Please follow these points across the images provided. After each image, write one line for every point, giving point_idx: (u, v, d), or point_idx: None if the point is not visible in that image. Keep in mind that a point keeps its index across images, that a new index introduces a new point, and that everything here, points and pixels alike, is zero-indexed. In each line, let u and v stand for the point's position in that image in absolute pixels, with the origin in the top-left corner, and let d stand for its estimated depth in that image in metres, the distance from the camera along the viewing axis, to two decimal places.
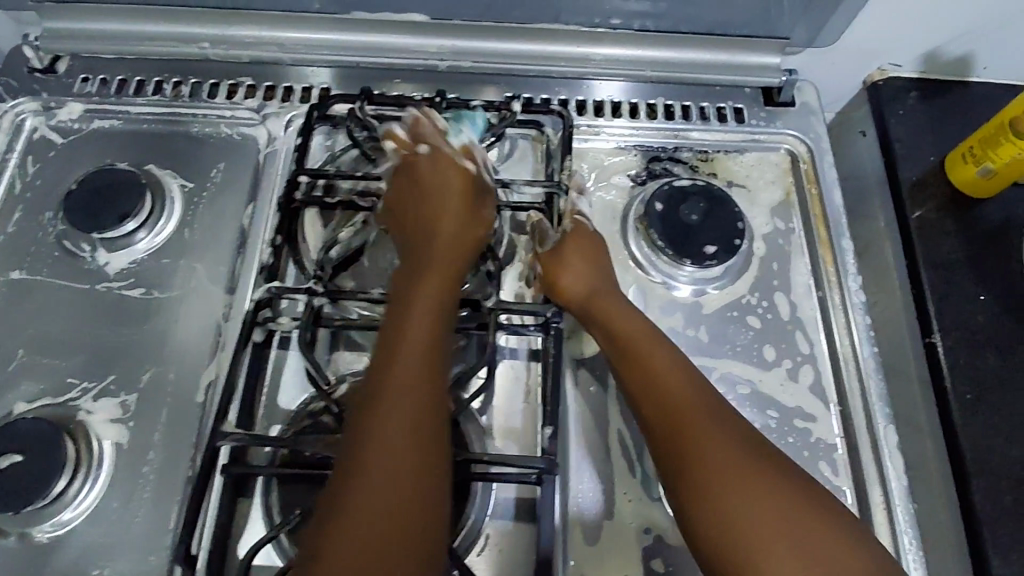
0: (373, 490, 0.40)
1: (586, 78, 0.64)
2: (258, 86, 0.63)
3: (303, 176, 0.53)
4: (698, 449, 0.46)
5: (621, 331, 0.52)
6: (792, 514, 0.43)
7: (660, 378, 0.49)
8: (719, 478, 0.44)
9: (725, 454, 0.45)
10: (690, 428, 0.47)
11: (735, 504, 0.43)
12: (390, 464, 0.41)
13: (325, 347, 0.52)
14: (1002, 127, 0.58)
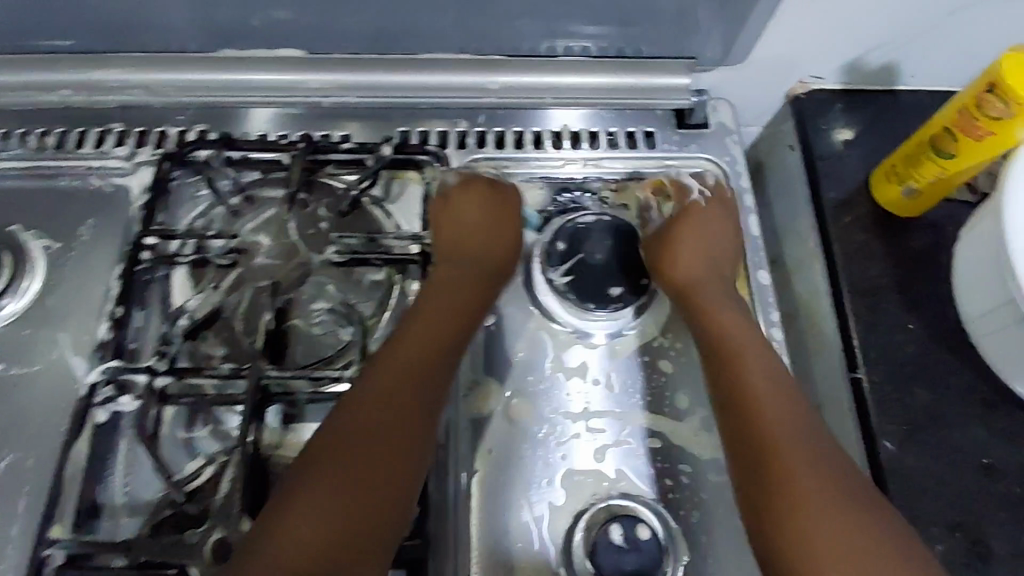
0: (312, 521, 0.40)
1: (480, 109, 0.60)
2: (128, 132, 0.58)
3: (150, 237, 0.52)
4: (781, 456, 0.46)
5: (738, 342, 0.50)
6: (840, 517, 0.43)
7: (752, 383, 0.49)
8: (813, 489, 0.44)
9: (822, 454, 0.46)
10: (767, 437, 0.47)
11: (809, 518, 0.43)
12: (329, 494, 0.42)
13: (185, 422, 0.49)
14: (922, 145, 0.54)
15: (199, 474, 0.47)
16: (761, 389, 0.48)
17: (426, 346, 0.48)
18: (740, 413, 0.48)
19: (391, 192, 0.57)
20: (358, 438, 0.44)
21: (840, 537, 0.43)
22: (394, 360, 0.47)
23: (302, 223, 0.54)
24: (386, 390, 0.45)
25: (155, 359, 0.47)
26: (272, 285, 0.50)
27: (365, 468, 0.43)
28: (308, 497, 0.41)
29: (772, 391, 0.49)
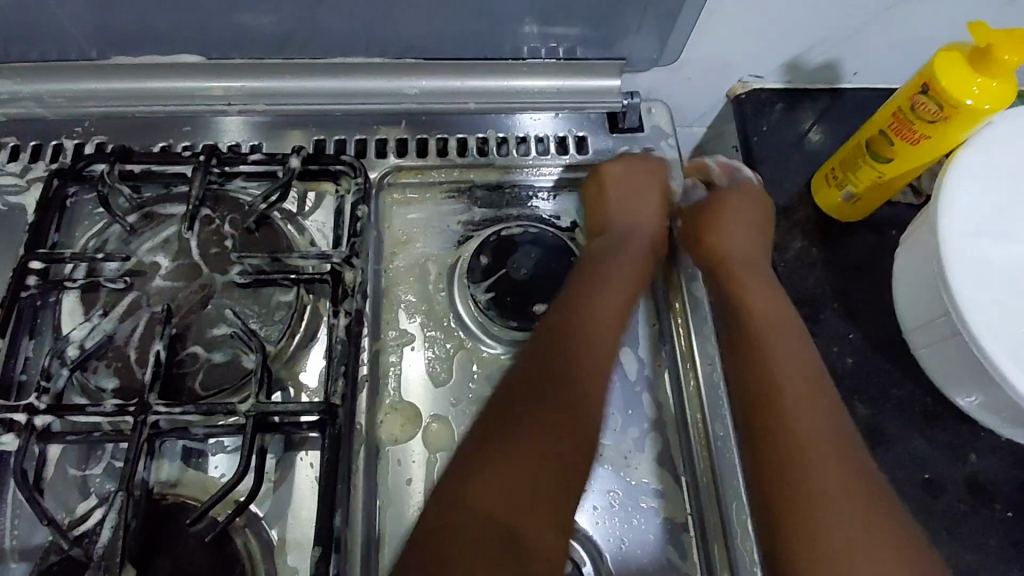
0: (504, 494, 0.41)
1: (402, 115, 0.57)
2: (23, 147, 0.54)
3: (36, 260, 0.48)
4: (808, 457, 0.44)
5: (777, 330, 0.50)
6: (846, 505, 0.42)
7: (787, 369, 0.48)
8: (827, 480, 0.43)
9: (845, 460, 0.44)
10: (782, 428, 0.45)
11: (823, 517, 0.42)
12: (511, 480, 0.41)
13: (74, 460, 0.45)
14: (859, 148, 0.52)
15: (88, 517, 0.43)
16: (788, 383, 0.47)
17: (587, 335, 0.47)
18: (766, 404, 0.47)
19: (307, 206, 0.54)
20: (513, 439, 0.43)
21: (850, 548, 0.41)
22: (534, 366, 0.46)
23: (204, 242, 0.50)
24: (530, 392, 0.45)
25: (36, 394, 0.43)
26: (165, 310, 0.46)
27: (539, 451, 0.42)
28: (491, 482, 0.41)
29: (805, 383, 0.47)
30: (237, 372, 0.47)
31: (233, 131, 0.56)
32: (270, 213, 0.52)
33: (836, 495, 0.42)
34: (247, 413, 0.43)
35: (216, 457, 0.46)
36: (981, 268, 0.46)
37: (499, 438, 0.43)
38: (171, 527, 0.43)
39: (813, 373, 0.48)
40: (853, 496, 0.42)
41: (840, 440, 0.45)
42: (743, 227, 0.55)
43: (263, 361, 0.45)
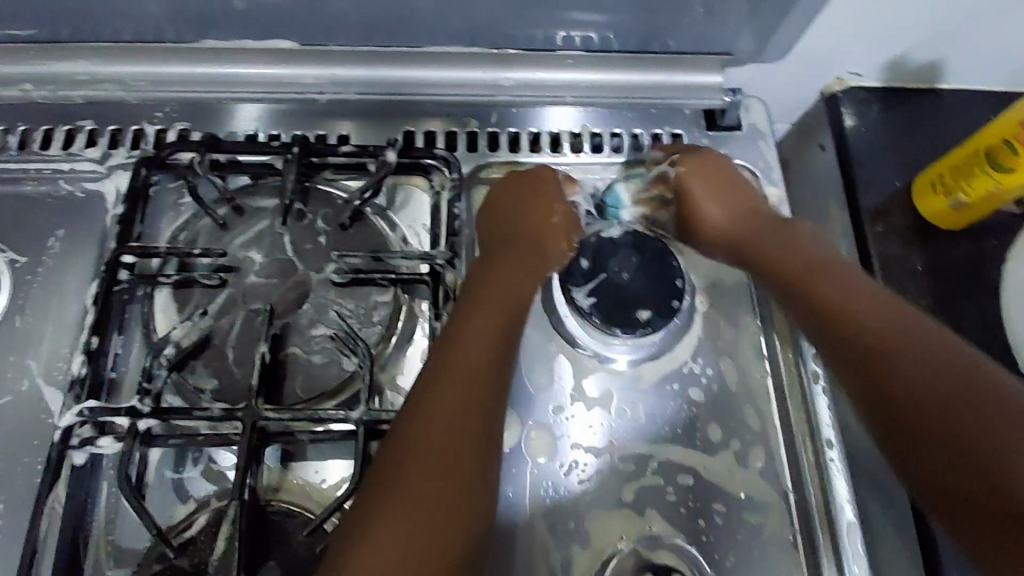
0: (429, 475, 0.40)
1: (495, 106, 0.55)
2: (101, 132, 0.52)
3: (127, 255, 0.45)
4: (846, 319, 0.46)
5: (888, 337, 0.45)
6: (939, 375, 0.42)
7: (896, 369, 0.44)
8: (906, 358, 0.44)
9: (919, 330, 0.45)
10: (839, 314, 0.46)
11: (914, 381, 0.43)
12: (397, 544, 0.38)
13: (170, 463, 0.44)
14: (977, 155, 0.50)
15: (192, 523, 0.42)
16: (844, 292, 0.47)
17: (468, 390, 0.43)
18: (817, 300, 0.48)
19: (397, 201, 0.52)
20: (412, 486, 0.40)
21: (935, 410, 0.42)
22: (428, 419, 0.42)
23: (298, 238, 0.49)
24: (414, 448, 0.41)
25: (138, 398, 0.42)
26: (267, 310, 0.45)
27: (414, 506, 0.40)
28: (378, 542, 0.38)
29: (926, 375, 0.43)
30: (339, 376, 0.46)
31: (294, 121, 0.53)
32: (364, 208, 0.50)
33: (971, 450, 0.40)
34: (355, 420, 0.42)
35: (317, 462, 0.45)
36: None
37: (380, 491, 0.40)
38: (276, 535, 0.42)
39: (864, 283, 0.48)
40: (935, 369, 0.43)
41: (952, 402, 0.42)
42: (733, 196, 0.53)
43: (369, 366, 0.44)
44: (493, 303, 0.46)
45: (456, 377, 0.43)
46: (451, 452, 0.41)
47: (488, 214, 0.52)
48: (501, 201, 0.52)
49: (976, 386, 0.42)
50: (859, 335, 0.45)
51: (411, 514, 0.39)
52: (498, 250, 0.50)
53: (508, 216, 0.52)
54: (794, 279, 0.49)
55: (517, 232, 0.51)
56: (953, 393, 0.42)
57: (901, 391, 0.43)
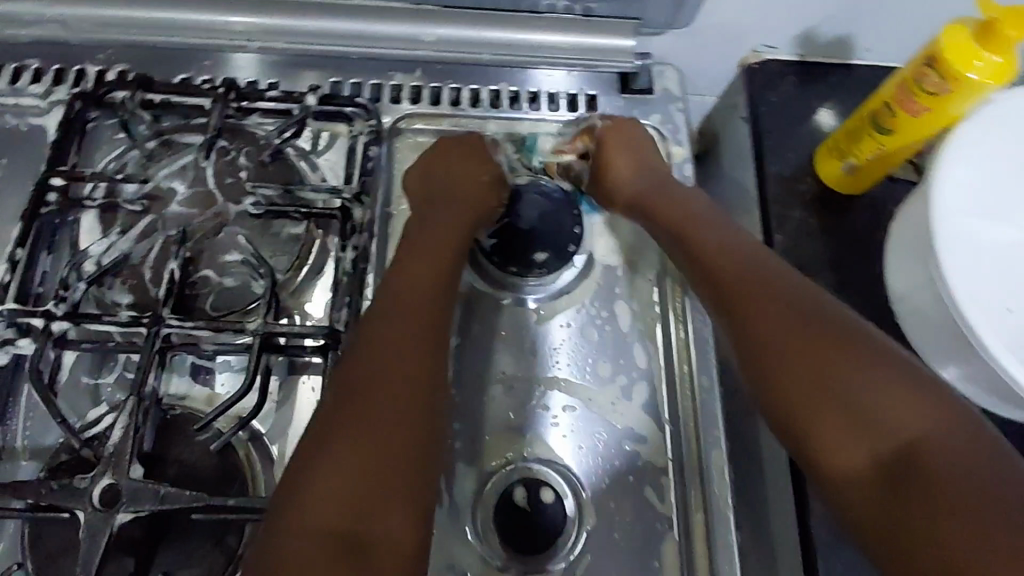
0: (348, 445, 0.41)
1: (419, 62, 0.58)
2: (45, 69, 0.56)
3: (56, 177, 0.49)
4: (744, 292, 0.47)
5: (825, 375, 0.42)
6: (817, 356, 0.43)
7: (783, 373, 0.43)
8: (793, 349, 0.43)
9: (808, 317, 0.45)
10: (738, 307, 0.47)
11: (817, 372, 0.42)
12: (339, 465, 0.41)
13: (86, 369, 0.47)
14: (864, 121, 0.53)
15: (100, 421, 0.45)
16: (747, 284, 0.47)
17: (408, 331, 0.46)
18: (730, 300, 0.47)
19: (320, 145, 0.56)
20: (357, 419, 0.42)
21: (832, 405, 0.41)
22: (368, 358, 0.44)
23: (220, 171, 0.52)
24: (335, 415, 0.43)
25: (53, 303, 0.45)
26: (180, 233, 0.48)
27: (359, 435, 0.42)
28: (314, 498, 0.40)
29: (800, 352, 0.43)
30: (248, 297, 0.49)
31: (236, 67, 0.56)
32: (284, 148, 0.54)
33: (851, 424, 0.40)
34: (253, 333, 0.45)
35: (222, 375, 0.48)
36: (962, 239, 0.49)
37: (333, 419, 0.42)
38: (175, 436, 0.45)
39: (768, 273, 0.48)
40: (840, 347, 0.43)
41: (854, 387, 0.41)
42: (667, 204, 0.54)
43: (272, 287, 0.47)
44: (427, 265, 0.49)
45: (380, 346, 0.45)
46: (395, 386, 0.44)
47: (419, 173, 0.54)
48: (433, 165, 0.55)
49: (865, 354, 0.42)
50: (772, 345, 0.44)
51: (342, 471, 0.40)
52: (432, 211, 0.53)
53: (439, 177, 0.54)
54: (721, 285, 0.48)
55: (453, 192, 0.53)
56: (829, 367, 0.42)
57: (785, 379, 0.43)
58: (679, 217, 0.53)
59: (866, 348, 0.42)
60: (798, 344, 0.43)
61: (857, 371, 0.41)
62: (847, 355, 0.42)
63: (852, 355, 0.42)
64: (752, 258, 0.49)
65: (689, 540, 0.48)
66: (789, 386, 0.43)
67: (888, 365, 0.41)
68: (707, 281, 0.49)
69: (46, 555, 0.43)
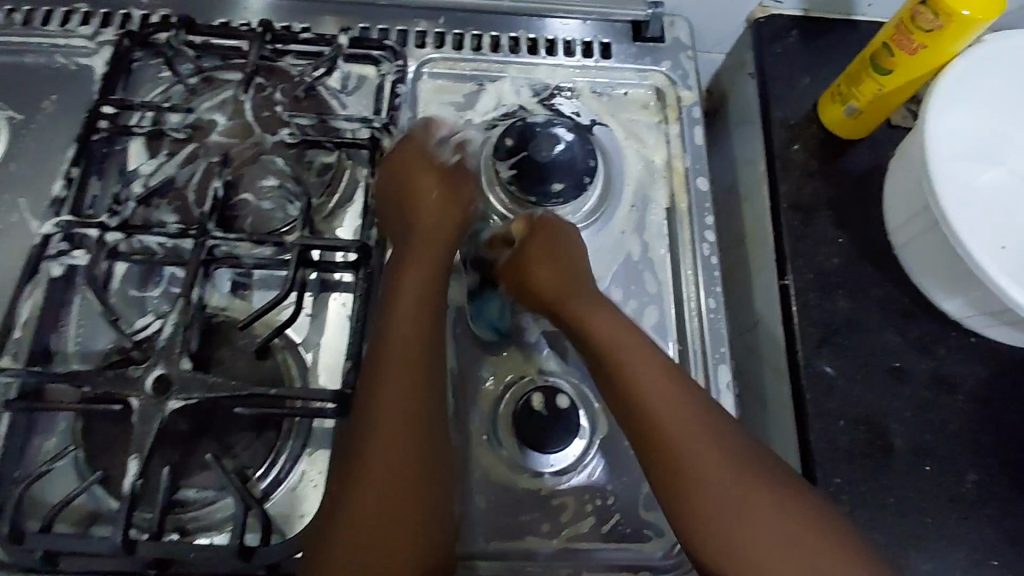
0: (382, 465, 0.43)
1: (443, 11, 0.62)
2: (93, 13, 0.59)
3: (107, 106, 0.53)
4: (655, 411, 0.45)
5: (691, 458, 0.44)
6: (752, 494, 0.43)
7: (714, 510, 0.43)
8: (710, 475, 0.43)
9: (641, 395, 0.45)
10: (657, 427, 0.45)
11: (739, 521, 0.42)
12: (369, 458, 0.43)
13: (133, 282, 0.51)
14: (865, 64, 0.56)
15: (149, 326, 0.49)
16: (654, 403, 0.45)
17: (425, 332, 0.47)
18: (650, 433, 0.45)
19: (349, 84, 0.59)
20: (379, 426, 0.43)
21: (772, 548, 0.42)
22: (397, 366, 0.45)
23: (257, 105, 0.55)
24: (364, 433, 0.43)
25: (106, 216, 0.48)
26: (223, 159, 0.52)
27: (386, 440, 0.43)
28: (357, 522, 0.41)
29: (729, 501, 0.43)
30: (285, 218, 0.52)
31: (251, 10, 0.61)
32: (316, 86, 0.57)
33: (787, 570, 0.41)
34: (291, 246, 0.49)
35: (261, 289, 0.52)
36: (959, 186, 0.54)
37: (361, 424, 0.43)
38: (218, 341, 0.48)
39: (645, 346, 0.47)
40: (744, 487, 0.43)
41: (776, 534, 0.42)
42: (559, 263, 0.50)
43: (307, 207, 0.51)
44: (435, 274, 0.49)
45: (397, 359, 0.45)
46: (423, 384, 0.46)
47: (387, 174, 0.52)
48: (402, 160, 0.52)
49: (771, 492, 0.44)
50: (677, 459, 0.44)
51: (374, 497, 0.42)
52: (406, 251, 0.50)
53: (397, 215, 0.52)
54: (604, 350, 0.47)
55: (415, 213, 0.51)
56: (770, 512, 0.43)
57: (728, 529, 0.42)
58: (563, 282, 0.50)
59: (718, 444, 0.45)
60: (662, 418, 0.45)
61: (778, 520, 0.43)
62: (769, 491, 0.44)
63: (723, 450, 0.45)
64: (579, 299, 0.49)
65: None
66: (701, 518, 0.43)
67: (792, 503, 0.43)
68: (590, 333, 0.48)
69: (96, 447, 0.45)
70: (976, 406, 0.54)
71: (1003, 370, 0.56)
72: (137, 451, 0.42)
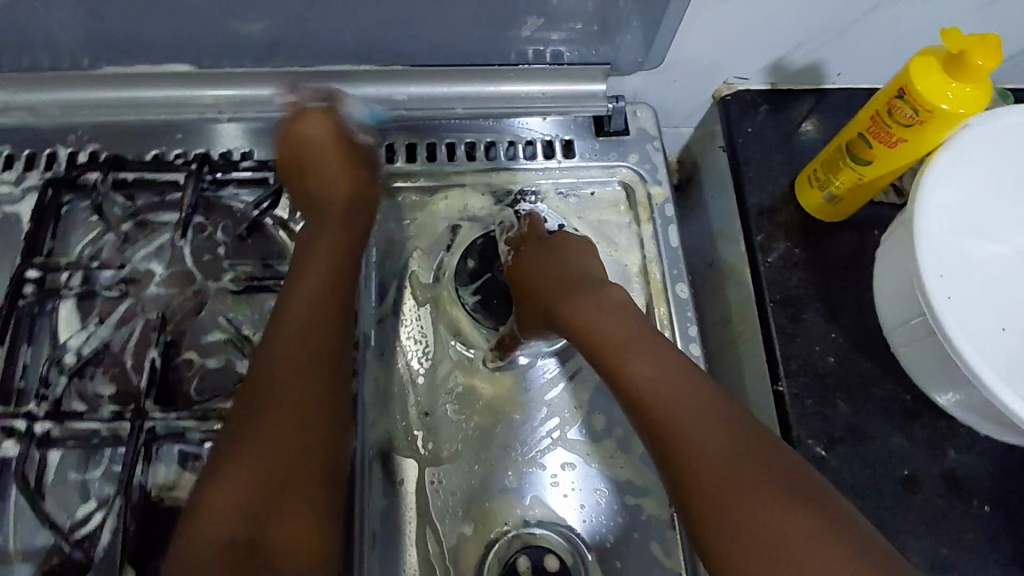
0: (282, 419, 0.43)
1: (395, 120, 0.58)
2: (17, 156, 0.55)
3: (32, 269, 0.49)
4: (654, 404, 0.45)
5: (680, 446, 0.44)
6: (733, 475, 0.42)
7: (711, 496, 0.42)
8: (708, 447, 0.43)
9: (655, 386, 0.46)
10: (659, 417, 0.45)
11: (725, 503, 0.42)
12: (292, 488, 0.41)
13: (73, 464, 0.46)
14: (840, 151, 0.52)
15: (89, 519, 0.44)
16: (648, 383, 0.46)
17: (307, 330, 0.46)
18: (646, 412, 0.46)
19: (298, 214, 0.54)
20: (306, 441, 0.43)
21: (755, 518, 0.41)
22: (278, 403, 0.43)
23: (197, 249, 0.51)
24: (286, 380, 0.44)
25: (35, 403, 0.44)
26: (161, 319, 0.48)
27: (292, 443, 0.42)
28: (236, 472, 0.41)
29: (717, 473, 0.42)
30: (232, 376, 0.48)
31: (189, 137, 0.57)
32: (261, 220, 0.52)
33: (759, 549, 0.40)
34: (237, 417, 0.45)
35: None
36: (953, 266, 0.50)
37: (266, 439, 0.42)
38: (167, 530, 0.44)
39: (651, 340, 0.48)
40: (730, 454, 0.43)
41: (760, 506, 0.41)
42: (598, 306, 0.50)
43: (257, 366, 0.46)
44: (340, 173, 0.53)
45: (309, 358, 0.45)
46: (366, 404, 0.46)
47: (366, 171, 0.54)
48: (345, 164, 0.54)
49: (768, 463, 0.43)
50: (675, 436, 0.44)
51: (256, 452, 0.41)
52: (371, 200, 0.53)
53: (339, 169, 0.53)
54: (610, 356, 0.48)
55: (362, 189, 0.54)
56: (766, 480, 0.42)
57: (720, 511, 0.41)
58: (607, 331, 0.49)
59: (760, 471, 0.42)
60: (649, 396, 0.46)
61: (762, 493, 0.41)
62: (752, 465, 0.42)
63: (755, 476, 0.42)
64: (592, 296, 0.51)
65: None
66: (708, 502, 0.42)
67: (775, 471, 0.42)
68: (590, 333, 0.49)
69: None
70: (992, 511, 0.51)
71: (1016, 467, 0.52)
72: None
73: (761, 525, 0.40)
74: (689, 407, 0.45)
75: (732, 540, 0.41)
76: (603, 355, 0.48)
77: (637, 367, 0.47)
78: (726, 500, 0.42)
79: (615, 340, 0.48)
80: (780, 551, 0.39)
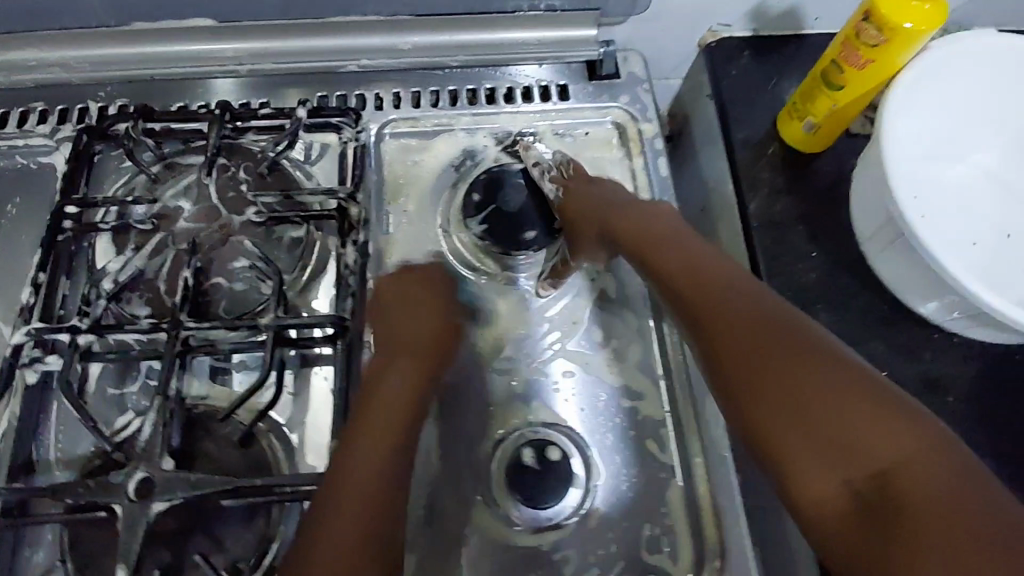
0: (375, 454, 0.44)
1: (403, 69, 0.62)
2: (50, 110, 0.59)
3: (70, 205, 0.53)
4: (697, 283, 0.50)
5: (716, 325, 0.47)
6: (777, 360, 0.44)
7: (744, 376, 0.45)
8: (743, 339, 0.46)
9: (699, 276, 0.50)
10: (699, 293, 0.49)
11: (770, 385, 0.44)
12: (368, 496, 0.43)
13: (112, 381, 0.50)
14: (817, 80, 0.56)
15: (128, 426, 0.48)
16: (688, 272, 0.51)
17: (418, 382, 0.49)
18: (691, 289, 0.50)
19: (313, 155, 0.60)
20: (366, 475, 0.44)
21: (801, 406, 0.42)
22: (384, 420, 0.46)
23: (221, 187, 0.55)
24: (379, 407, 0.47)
25: (77, 319, 0.48)
26: (191, 246, 0.51)
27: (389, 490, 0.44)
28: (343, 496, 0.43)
29: (753, 355, 0.45)
30: (256, 296, 0.52)
31: (207, 89, 0.60)
32: (279, 160, 0.56)
33: (806, 437, 0.41)
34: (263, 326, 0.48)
35: (239, 374, 0.51)
36: (931, 186, 0.60)
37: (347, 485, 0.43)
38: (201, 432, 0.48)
39: (695, 249, 0.53)
40: (769, 344, 0.45)
41: (806, 391, 0.42)
42: (634, 214, 0.56)
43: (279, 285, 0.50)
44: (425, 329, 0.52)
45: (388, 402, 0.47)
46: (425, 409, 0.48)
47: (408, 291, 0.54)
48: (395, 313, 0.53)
49: (806, 346, 0.44)
50: (716, 314, 0.48)
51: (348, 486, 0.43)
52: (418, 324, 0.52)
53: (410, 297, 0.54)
54: (651, 248, 0.54)
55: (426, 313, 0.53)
56: (802, 371, 0.43)
57: (758, 390, 0.44)
58: (652, 232, 0.54)
59: (807, 362, 0.44)
60: (693, 278, 0.50)
61: (814, 388, 0.42)
62: (802, 353, 0.44)
63: (792, 361, 0.44)
64: (646, 211, 0.56)
65: (692, 485, 0.50)
66: (743, 384, 0.45)
67: (824, 364, 0.43)
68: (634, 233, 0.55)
69: (87, 555, 0.45)
70: (967, 408, 0.54)
71: (989, 368, 0.56)
72: (125, 559, 0.42)
73: (798, 414, 0.42)
74: (733, 301, 0.48)
75: (775, 421, 0.43)
76: (642, 245, 0.54)
77: (676, 257, 0.52)
78: (766, 387, 0.44)
79: (653, 237, 0.54)
80: (831, 444, 0.41)
